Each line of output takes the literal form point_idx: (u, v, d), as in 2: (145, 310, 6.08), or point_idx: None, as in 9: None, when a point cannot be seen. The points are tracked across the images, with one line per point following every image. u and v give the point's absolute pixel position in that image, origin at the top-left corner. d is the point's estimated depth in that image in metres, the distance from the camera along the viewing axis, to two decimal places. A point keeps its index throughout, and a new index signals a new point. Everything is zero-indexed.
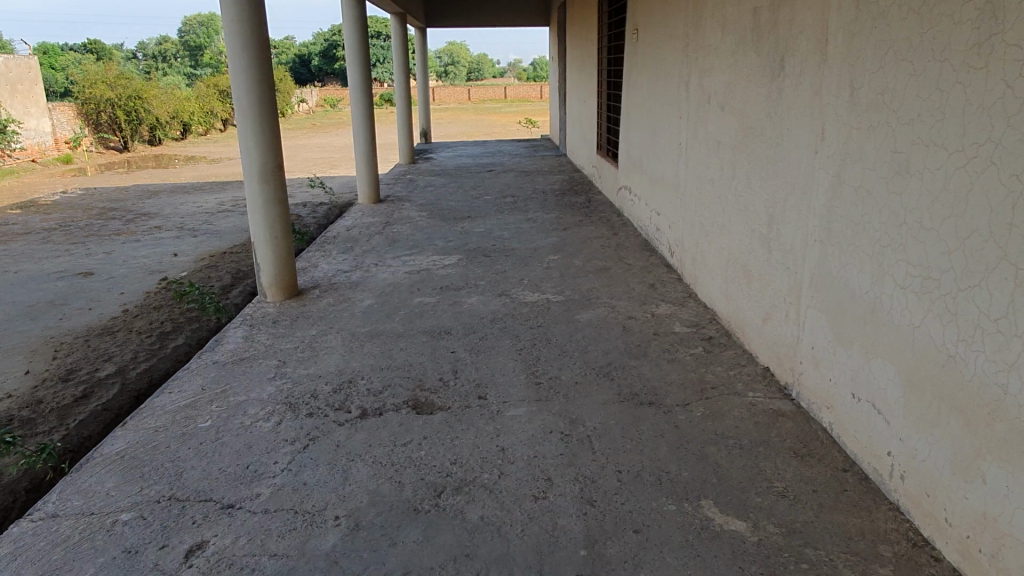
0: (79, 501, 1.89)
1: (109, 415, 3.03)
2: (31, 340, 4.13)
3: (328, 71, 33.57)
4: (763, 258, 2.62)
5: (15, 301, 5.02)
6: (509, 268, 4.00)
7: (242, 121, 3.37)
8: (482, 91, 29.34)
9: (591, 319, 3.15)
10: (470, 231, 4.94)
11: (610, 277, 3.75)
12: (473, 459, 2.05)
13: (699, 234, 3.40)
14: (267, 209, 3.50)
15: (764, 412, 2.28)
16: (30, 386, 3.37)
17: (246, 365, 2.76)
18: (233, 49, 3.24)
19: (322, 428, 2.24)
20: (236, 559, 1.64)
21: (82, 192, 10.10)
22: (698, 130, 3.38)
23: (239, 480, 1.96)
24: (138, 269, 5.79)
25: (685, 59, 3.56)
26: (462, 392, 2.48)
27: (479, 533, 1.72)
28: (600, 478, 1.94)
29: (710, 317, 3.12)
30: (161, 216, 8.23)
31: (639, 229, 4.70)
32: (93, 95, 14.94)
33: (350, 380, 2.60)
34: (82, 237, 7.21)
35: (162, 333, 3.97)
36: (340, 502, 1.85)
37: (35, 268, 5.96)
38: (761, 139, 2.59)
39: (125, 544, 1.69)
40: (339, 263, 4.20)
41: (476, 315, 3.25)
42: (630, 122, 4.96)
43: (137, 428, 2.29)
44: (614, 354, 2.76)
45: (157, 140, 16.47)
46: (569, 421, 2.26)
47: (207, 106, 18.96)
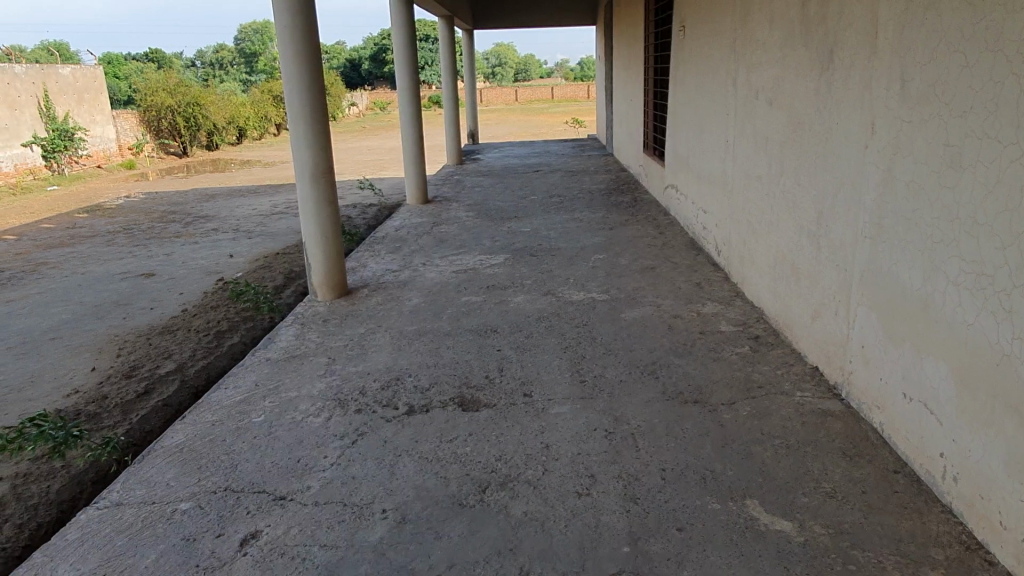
0: (142, 490, 1.98)
1: (169, 411, 3.17)
2: (96, 338, 4.32)
3: (378, 74, 34.16)
4: (812, 255, 2.57)
5: (82, 301, 5.25)
6: (555, 267, 4.01)
7: (294, 124, 3.46)
8: (530, 91, 29.33)
9: (636, 318, 3.14)
10: (516, 231, 4.97)
11: (656, 277, 3.73)
12: (518, 455, 2.07)
13: (746, 232, 3.36)
14: (318, 209, 3.58)
15: (811, 411, 2.24)
16: (97, 382, 3.54)
17: (298, 362, 2.83)
18: (287, 53, 3.33)
19: (370, 423, 2.30)
20: (288, 549, 1.69)
21: (145, 196, 10.50)
22: (746, 127, 3.34)
23: (292, 472, 2.03)
24: (196, 271, 5.99)
25: (733, 54, 3.52)
26: (507, 390, 2.51)
27: (522, 528, 1.74)
28: (644, 476, 1.94)
29: (757, 316, 3.08)
30: (218, 219, 8.49)
31: (686, 229, 4.65)
32: (155, 102, 15.48)
33: (397, 377, 2.65)
34: (145, 240, 7.50)
35: (219, 332, 4.12)
36: (387, 495, 1.90)
37: (100, 270, 6.22)
38: (810, 134, 2.55)
39: (184, 532, 1.77)
40: (388, 263, 4.27)
41: (522, 314, 3.27)
42: (677, 121, 4.91)
43: (196, 422, 2.38)
44: (659, 353, 2.75)
45: (214, 145, 16.97)
46: (614, 419, 2.26)
47: (261, 112, 19.47)
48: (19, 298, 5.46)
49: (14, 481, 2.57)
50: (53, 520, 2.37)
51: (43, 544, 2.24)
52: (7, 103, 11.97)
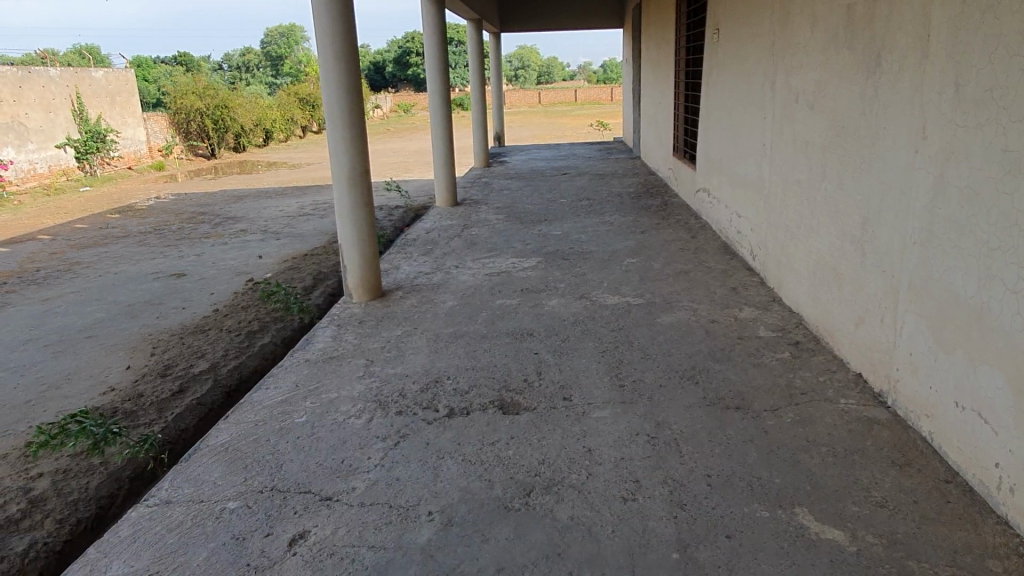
0: (190, 488, 2.00)
1: (203, 410, 3.22)
2: (131, 337, 4.38)
3: (401, 77, 34.42)
4: (856, 261, 2.55)
5: (116, 300, 5.33)
6: (588, 271, 4.01)
7: (332, 127, 3.49)
8: (553, 92, 29.33)
9: (673, 322, 3.12)
10: (547, 234, 4.97)
11: (691, 281, 3.71)
12: (561, 459, 2.07)
13: (784, 236, 3.33)
14: (354, 212, 3.61)
15: (857, 419, 2.22)
16: (132, 380, 3.59)
17: (337, 363, 2.86)
18: (326, 57, 3.36)
19: (412, 425, 2.31)
20: (337, 549, 1.70)
21: (175, 197, 10.65)
22: (785, 131, 3.31)
23: (337, 473, 2.04)
24: (226, 271, 6.06)
25: (771, 57, 3.49)
26: (547, 393, 2.50)
27: (569, 532, 1.74)
28: (690, 482, 1.93)
29: (796, 322, 3.05)
30: (247, 220, 8.58)
31: (719, 232, 4.62)
32: (184, 105, 15.71)
33: (436, 379, 2.66)
34: (176, 240, 7.60)
35: (250, 332, 4.16)
36: (432, 497, 1.90)
37: (133, 270, 6.31)
38: (854, 138, 2.52)
39: (234, 531, 1.79)
40: (421, 265, 4.29)
41: (557, 317, 3.28)
42: (710, 124, 4.89)
43: (239, 422, 2.40)
44: (698, 357, 2.74)
45: (242, 147, 17.18)
46: (655, 423, 2.25)
47: (288, 114, 19.69)
48: (55, 296, 5.56)
49: (54, 477, 2.62)
50: (92, 516, 2.42)
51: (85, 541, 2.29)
52: (42, 105, 12.20)
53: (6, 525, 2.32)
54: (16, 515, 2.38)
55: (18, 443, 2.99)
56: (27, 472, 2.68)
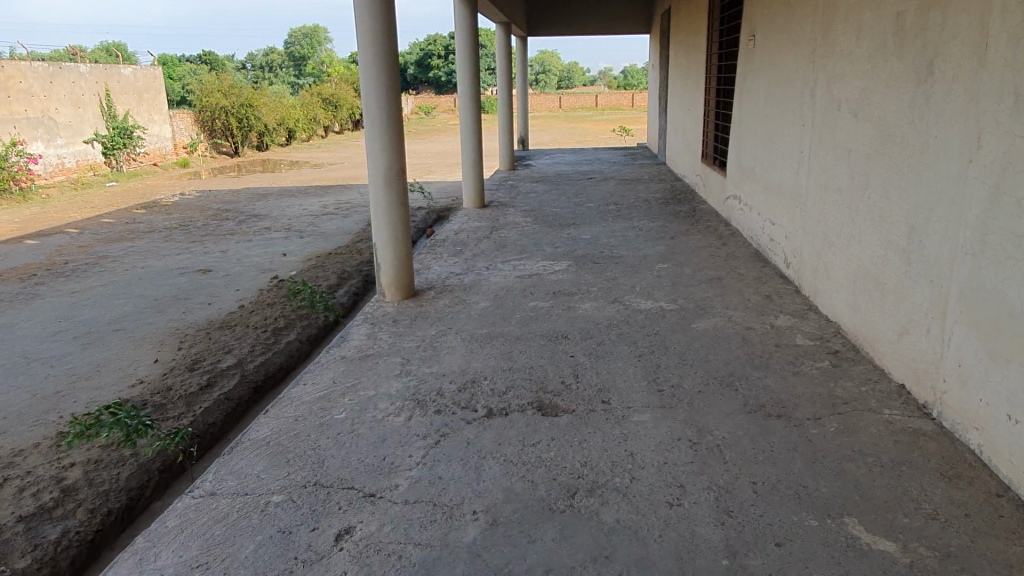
0: (234, 481, 2.01)
1: (230, 405, 3.23)
2: (159, 331, 4.42)
3: (422, 79, 34.62)
4: (900, 271, 2.52)
5: (143, 294, 5.37)
6: (619, 275, 3.99)
7: (371, 126, 3.52)
8: (574, 98, 29.27)
9: (708, 329, 3.10)
10: (576, 238, 4.97)
11: (723, 287, 3.69)
12: (603, 462, 2.06)
13: (822, 245, 3.30)
14: (389, 211, 3.62)
15: (902, 430, 2.19)
16: (160, 373, 3.62)
17: (372, 361, 2.86)
18: (367, 56, 3.39)
19: (452, 425, 2.30)
20: (384, 546, 1.70)
21: (200, 194, 10.75)
22: (825, 138, 3.29)
23: (378, 470, 2.04)
24: (252, 268, 6.09)
25: (812, 64, 3.47)
26: (585, 396, 2.49)
27: (616, 536, 1.73)
28: (735, 488, 1.91)
29: (834, 330, 3.02)
30: (271, 217, 8.63)
31: (750, 239, 4.59)
32: (210, 103, 15.88)
33: (473, 379, 2.66)
34: (201, 236, 7.65)
35: (276, 329, 4.18)
36: (476, 497, 1.90)
37: (159, 264, 6.37)
38: (901, 147, 2.50)
39: (280, 524, 1.79)
40: (451, 266, 4.30)
41: (591, 320, 3.27)
42: (743, 130, 4.86)
43: (278, 416, 2.42)
44: (735, 364, 2.72)
45: (265, 146, 17.32)
46: (697, 429, 2.23)
47: (310, 114, 19.84)
48: (84, 289, 5.61)
49: (86, 467, 2.63)
50: (123, 507, 2.43)
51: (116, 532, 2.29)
52: (71, 101, 12.35)
53: (39, 514, 2.34)
54: (48, 504, 2.40)
55: (52, 433, 3.01)
56: (59, 462, 2.69)
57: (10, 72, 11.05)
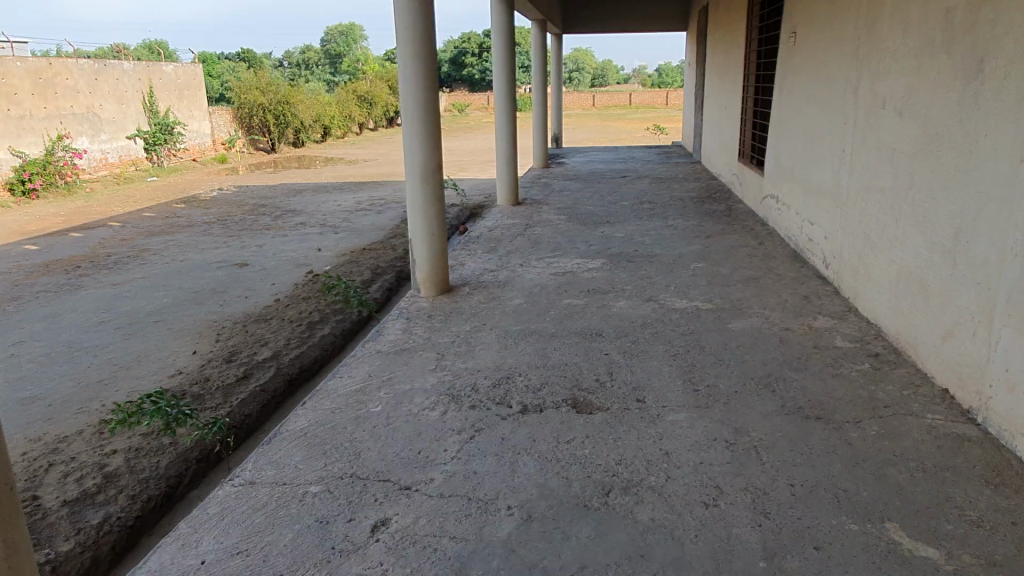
0: (273, 471, 2.05)
1: (265, 397, 3.28)
2: (198, 323, 4.51)
3: (456, 77, 34.77)
4: (945, 272, 2.47)
5: (183, 287, 5.48)
6: (654, 274, 3.97)
7: (409, 122, 3.55)
8: (609, 96, 29.08)
9: (745, 329, 3.07)
10: (610, 236, 4.95)
11: (760, 287, 3.65)
12: (638, 460, 2.05)
13: (864, 245, 3.25)
14: (425, 207, 3.64)
15: (946, 435, 2.14)
16: (199, 364, 3.69)
17: (408, 356, 2.89)
18: (406, 52, 3.42)
19: (486, 420, 2.31)
20: (420, 539, 1.72)
21: (237, 189, 10.92)
22: (868, 137, 3.23)
23: (414, 464, 2.06)
24: (288, 262, 6.17)
25: (856, 61, 3.41)
26: (620, 394, 2.48)
27: (652, 534, 1.72)
28: (773, 491, 1.89)
29: (875, 333, 2.97)
30: (306, 213, 8.74)
31: (788, 239, 4.52)
32: (248, 100, 16.13)
33: (508, 375, 2.66)
34: (238, 231, 7.77)
35: (311, 322, 4.23)
36: (511, 492, 1.90)
37: (198, 258, 6.49)
38: (948, 147, 2.45)
39: (317, 514, 1.82)
40: (486, 263, 4.31)
41: (626, 319, 3.25)
42: (781, 129, 4.80)
43: (316, 408, 2.45)
44: (772, 365, 2.69)
45: (300, 142, 17.53)
46: (734, 430, 2.21)
47: (345, 111, 20.04)
48: (125, 281, 5.74)
49: (127, 454, 2.69)
50: (162, 494, 2.48)
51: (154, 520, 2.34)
52: (115, 97, 12.63)
53: (82, 498, 2.41)
54: (91, 489, 2.46)
55: (95, 420, 3.09)
56: (102, 449, 2.76)
57: (57, 69, 11.32)
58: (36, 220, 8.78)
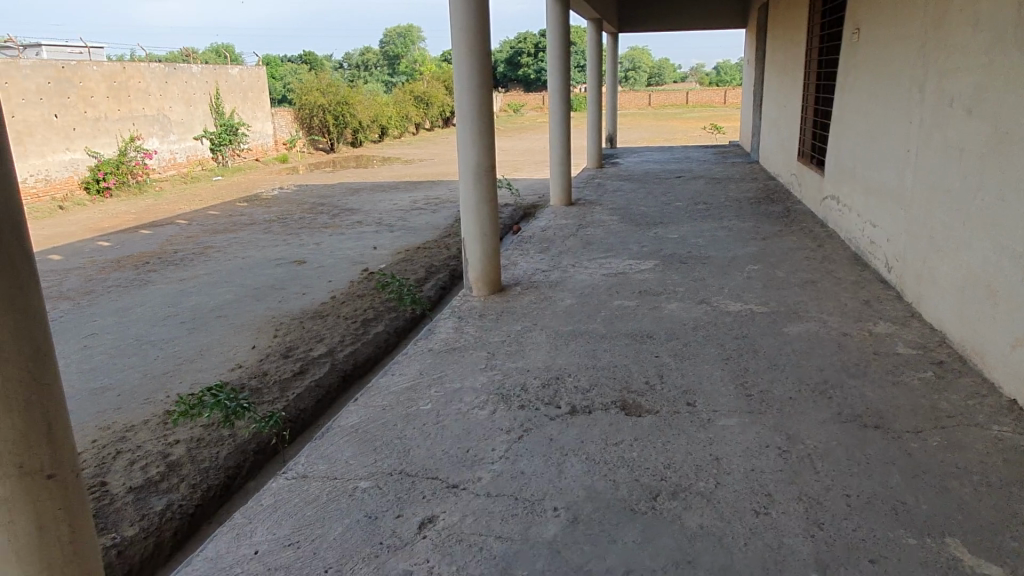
0: (324, 465, 2.09)
1: (320, 392, 3.36)
2: (257, 318, 4.64)
3: (511, 77, 34.89)
4: (1015, 277, 2.36)
5: (244, 283, 5.65)
6: (708, 276, 3.92)
7: (463, 123, 3.58)
8: (665, 95, 28.75)
9: (801, 333, 2.99)
10: (664, 237, 4.89)
11: (819, 291, 3.55)
12: (687, 465, 2.03)
13: (928, 248, 3.13)
14: (478, 207, 3.67)
15: (1013, 448, 2.05)
16: (257, 359, 3.79)
17: (459, 354, 2.91)
18: (461, 53, 3.46)
19: (534, 420, 2.32)
20: (466, 537, 1.73)
21: (297, 188, 11.18)
22: (934, 136, 3.11)
23: (462, 462, 2.08)
24: (345, 260, 6.30)
25: (922, 57, 3.29)
26: (670, 397, 2.46)
27: (700, 540, 1.70)
28: (826, 500, 1.84)
29: (939, 340, 2.86)
30: (363, 212, 8.90)
31: (849, 241, 4.39)
32: (309, 101, 16.52)
33: (557, 376, 2.66)
34: (298, 229, 7.96)
35: (366, 320, 4.31)
36: (558, 493, 1.90)
37: (259, 255, 6.68)
38: (1019, 147, 2.34)
39: (366, 509, 1.85)
40: (538, 263, 4.31)
41: (677, 321, 3.21)
42: (843, 128, 4.66)
43: (368, 404, 2.50)
44: (829, 371, 2.62)
45: (359, 142, 17.86)
46: (788, 437, 2.16)
47: (402, 112, 20.34)
48: (190, 277, 5.95)
49: (190, 444, 2.79)
50: (221, 483, 2.57)
51: (212, 509, 2.42)
52: (183, 99, 13.08)
53: (147, 486, 2.50)
54: (155, 477, 2.56)
55: (159, 410, 3.21)
56: (166, 438, 2.87)
57: (131, 72, 11.79)
58: (109, 217, 9.17)
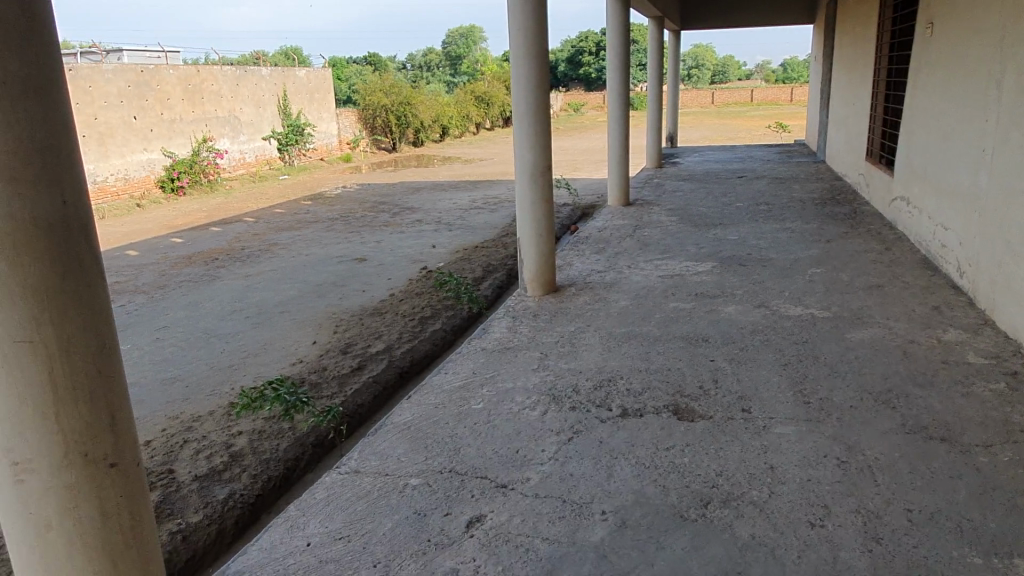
0: (377, 461, 2.13)
1: (378, 388, 3.42)
2: (318, 315, 4.75)
3: (572, 76, 34.78)
4: None
5: (307, 279, 5.79)
6: (768, 278, 3.82)
7: (520, 123, 3.59)
8: (728, 93, 28.22)
9: (864, 340, 2.89)
10: (723, 238, 4.80)
11: (885, 296, 3.43)
12: (741, 473, 1.98)
13: (1004, 252, 2.99)
14: (534, 207, 3.67)
15: None
16: (317, 354, 3.89)
17: (512, 354, 2.92)
18: (518, 53, 3.46)
19: (585, 422, 2.31)
20: (513, 538, 1.73)
21: (360, 187, 11.39)
22: (1011, 134, 2.97)
23: (512, 462, 2.08)
24: (404, 258, 6.39)
25: (1000, 52, 3.14)
26: (725, 403, 2.41)
27: (751, 551, 1.66)
28: (887, 514, 1.77)
29: (1014, 349, 2.72)
30: (423, 210, 9.01)
31: (919, 245, 4.22)
32: (372, 101, 16.81)
33: (610, 378, 2.64)
34: (359, 227, 8.12)
35: (423, 317, 4.36)
36: (606, 497, 1.89)
37: (322, 252, 6.84)
38: None
39: (416, 506, 1.88)
40: (593, 263, 4.29)
41: (735, 325, 3.15)
42: (914, 127, 4.49)
43: (421, 402, 2.53)
44: (894, 379, 2.52)
45: (420, 142, 18.09)
46: (847, 447, 2.09)
47: (463, 112, 20.51)
48: (256, 273, 6.13)
49: (252, 435, 2.88)
50: (281, 475, 2.64)
51: (271, 500, 2.49)
52: (253, 100, 13.48)
53: (211, 474, 2.59)
54: (219, 466, 2.65)
55: (224, 402, 3.33)
56: (229, 429, 2.97)
57: (204, 75, 12.22)
58: (182, 215, 9.53)
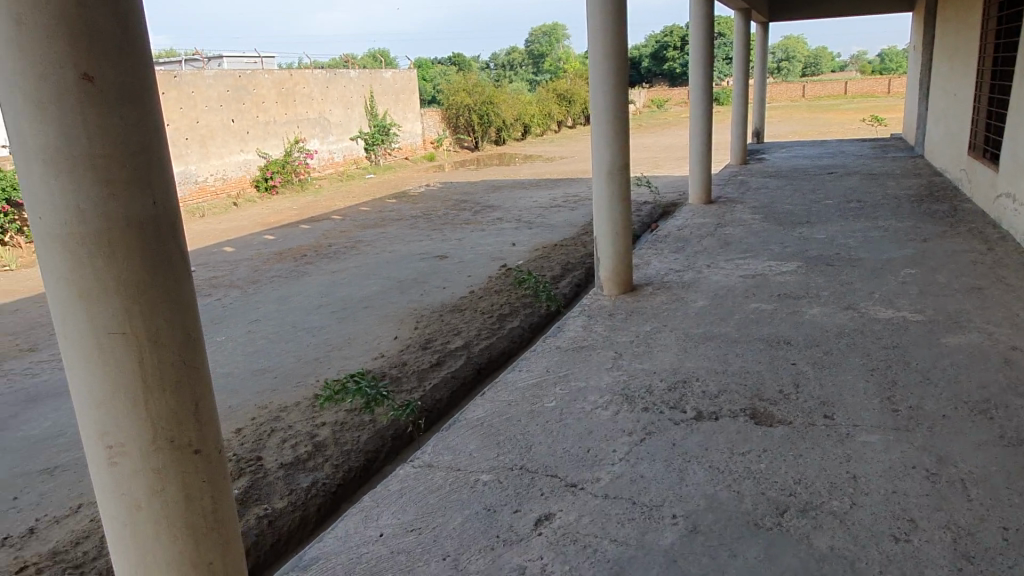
0: (450, 456, 2.17)
1: (455, 383, 3.46)
2: (399, 310, 4.86)
3: (656, 72, 34.24)
4: None
5: (389, 276, 5.93)
6: (857, 279, 3.66)
7: (597, 121, 3.56)
8: (821, 85, 27.15)
9: (961, 345, 2.73)
10: (810, 237, 4.62)
11: (985, 299, 3.22)
12: (820, 482, 1.91)
13: None
14: (611, 206, 3.64)
15: None
16: (398, 350, 3.98)
17: (586, 353, 2.91)
18: (597, 50, 3.43)
19: (658, 423, 2.27)
20: (581, 538, 1.73)
21: (442, 185, 11.58)
22: None
23: (582, 462, 2.08)
24: (483, 256, 6.46)
25: None
26: (806, 408, 2.32)
27: (829, 563, 1.60)
28: (979, 532, 1.67)
29: None
30: (503, 209, 9.07)
31: None
32: (456, 101, 17.05)
33: (686, 379, 2.59)
34: (441, 225, 8.25)
35: (502, 315, 4.40)
36: (678, 501, 1.86)
37: (404, 249, 6.99)
38: None
39: (486, 502, 1.90)
40: (672, 262, 4.21)
41: (819, 327, 3.03)
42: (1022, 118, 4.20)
43: (494, 399, 2.55)
44: (993, 388, 2.37)
45: (502, 140, 18.22)
46: (937, 458, 1.98)
47: (545, 110, 20.52)
48: (341, 269, 6.33)
49: (335, 426, 2.98)
50: (361, 465, 2.72)
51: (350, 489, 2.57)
52: (342, 102, 13.90)
53: (296, 463, 2.70)
54: (303, 455, 2.75)
55: (308, 393, 3.45)
56: (314, 419, 3.08)
57: (297, 78, 12.68)
58: (275, 213, 9.94)
